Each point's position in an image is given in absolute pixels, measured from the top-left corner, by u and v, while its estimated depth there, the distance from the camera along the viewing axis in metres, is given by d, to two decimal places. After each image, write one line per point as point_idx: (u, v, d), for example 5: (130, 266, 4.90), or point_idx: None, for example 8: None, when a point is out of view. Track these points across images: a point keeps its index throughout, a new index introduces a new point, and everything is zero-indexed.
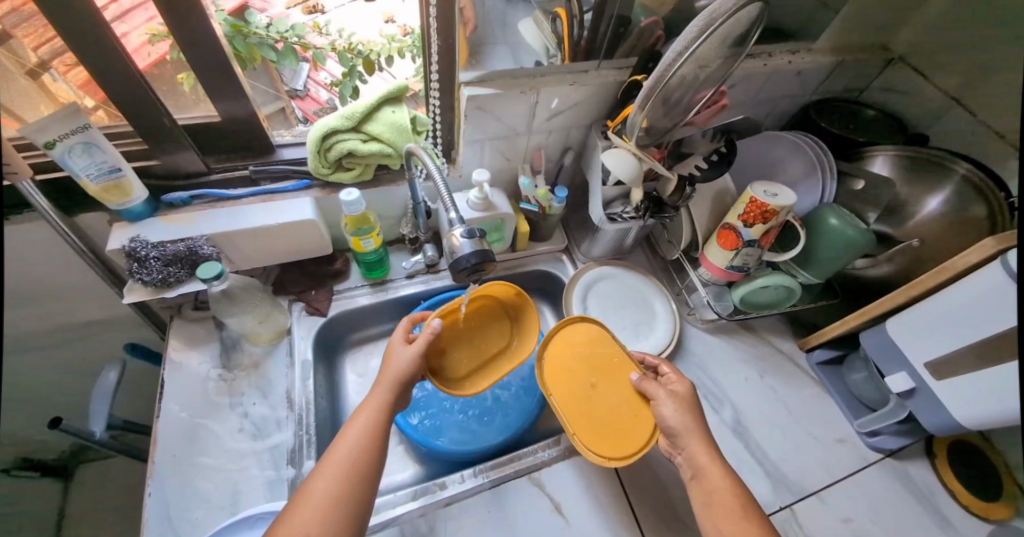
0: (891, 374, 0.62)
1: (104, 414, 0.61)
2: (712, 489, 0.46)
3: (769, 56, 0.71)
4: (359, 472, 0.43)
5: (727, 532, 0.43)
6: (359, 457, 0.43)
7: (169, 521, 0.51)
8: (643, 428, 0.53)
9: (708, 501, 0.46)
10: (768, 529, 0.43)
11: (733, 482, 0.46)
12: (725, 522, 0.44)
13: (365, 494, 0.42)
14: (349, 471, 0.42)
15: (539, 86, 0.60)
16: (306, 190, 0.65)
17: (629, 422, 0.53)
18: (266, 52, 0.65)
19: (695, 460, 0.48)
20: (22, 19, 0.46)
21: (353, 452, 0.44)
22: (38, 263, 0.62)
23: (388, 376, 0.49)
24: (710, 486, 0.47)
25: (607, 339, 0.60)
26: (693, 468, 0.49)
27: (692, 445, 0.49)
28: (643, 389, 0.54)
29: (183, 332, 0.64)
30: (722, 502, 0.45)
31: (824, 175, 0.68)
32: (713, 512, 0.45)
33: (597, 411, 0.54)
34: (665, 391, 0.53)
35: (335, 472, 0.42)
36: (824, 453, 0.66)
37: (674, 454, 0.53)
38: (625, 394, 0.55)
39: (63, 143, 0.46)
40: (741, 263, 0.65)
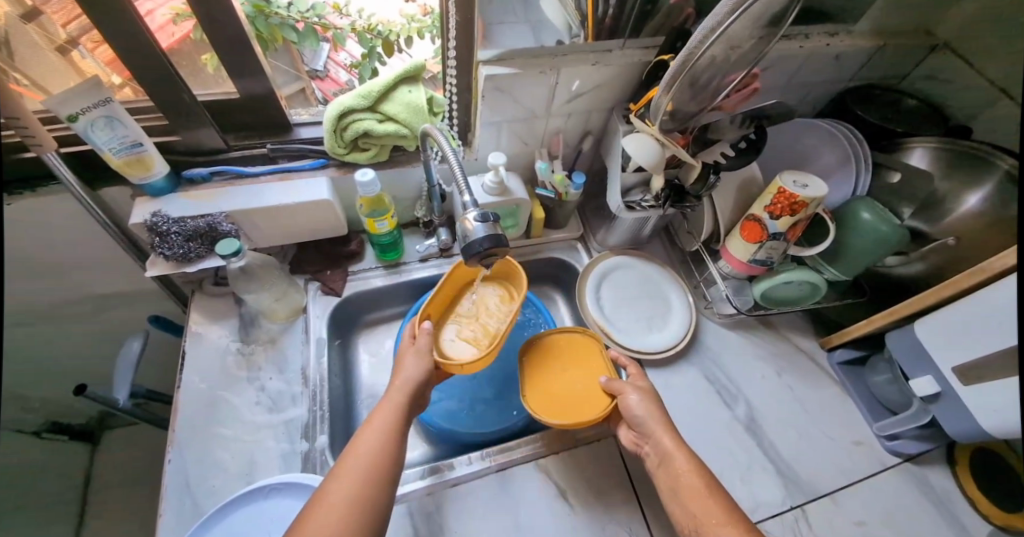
0: (917, 377, 0.60)
1: (128, 382, 0.63)
2: (679, 472, 0.46)
3: (806, 38, 0.66)
4: (373, 483, 0.41)
5: (696, 515, 0.43)
6: (370, 472, 0.41)
7: (188, 487, 0.53)
8: (602, 405, 0.56)
9: (674, 486, 0.46)
10: (735, 509, 0.42)
11: (698, 464, 0.46)
12: (692, 502, 0.44)
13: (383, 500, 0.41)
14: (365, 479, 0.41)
15: (560, 66, 0.57)
16: (323, 169, 0.65)
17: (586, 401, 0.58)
18: (288, 33, 0.64)
19: (662, 446, 0.49)
20: None
21: (364, 459, 0.42)
22: (67, 235, 0.64)
23: (398, 385, 0.49)
24: (677, 471, 0.46)
25: (588, 346, 0.64)
26: (660, 455, 0.49)
27: (656, 433, 0.50)
28: (611, 387, 0.56)
29: (204, 306, 0.66)
30: (682, 488, 0.45)
31: (858, 167, 0.65)
32: (676, 495, 0.45)
33: (558, 391, 0.60)
34: (631, 385, 0.55)
35: (348, 477, 0.40)
36: (840, 454, 0.64)
37: (640, 448, 0.52)
38: (591, 381, 0.60)
39: (85, 117, 0.46)
40: (765, 257, 0.63)
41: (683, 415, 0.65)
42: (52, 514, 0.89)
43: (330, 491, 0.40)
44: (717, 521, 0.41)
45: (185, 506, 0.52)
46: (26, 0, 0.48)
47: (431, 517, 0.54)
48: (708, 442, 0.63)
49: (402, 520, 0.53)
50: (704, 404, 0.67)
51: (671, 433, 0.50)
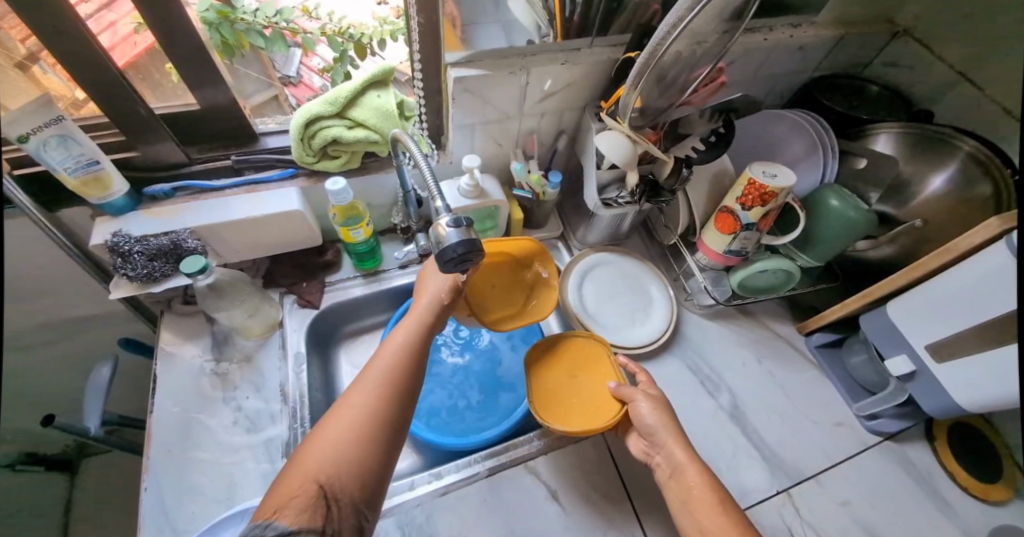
0: (890, 357, 0.61)
1: (98, 411, 0.61)
2: (691, 485, 0.46)
3: (769, 30, 0.68)
4: (393, 389, 0.44)
5: (709, 528, 0.43)
6: (391, 377, 0.45)
7: (165, 517, 0.51)
8: (610, 412, 0.56)
9: (686, 498, 0.46)
10: (747, 522, 0.43)
11: (708, 476, 0.47)
12: (704, 515, 0.44)
13: (402, 405, 0.44)
14: (386, 383, 0.44)
15: (529, 66, 0.57)
16: (292, 179, 0.64)
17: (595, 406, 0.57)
18: (254, 38, 0.63)
19: (673, 458, 0.49)
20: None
21: (380, 372, 0.45)
22: (23, 260, 0.61)
23: (417, 310, 0.53)
24: (688, 484, 0.47)
25: (597, 352, 0.63)
26: (671, 466, 0.49)
27: (666, 443, 0.50)
28: (620, 394, 0.55)
29: (174, 327, 0.64)
30: (695, 500, 0.45)
31: (825, 155, 0.66)
32: (688, 507, 0.46)
33: (568, 398, 0.60)
34: (642, 392, 0.54)
35: (368, 384, 0.44)
36: (822, 436, 0.66)
37: (650, 457, 0.53)
38: (601, 388, 0.60)
39: (37, 137, 0.44)
40: (739, 247, 0.63)
41: None
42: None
43: (347, 402, 0.42)
44: (727, 531, 0.42)
45: (162, 535, 0.50)
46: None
47: (421, 527, 0.53)
48: (694, 432, 0.64)
49: (390, 533, 0.53)
50: (689, 396, 0.67)
51: (682, 443, 0.50)
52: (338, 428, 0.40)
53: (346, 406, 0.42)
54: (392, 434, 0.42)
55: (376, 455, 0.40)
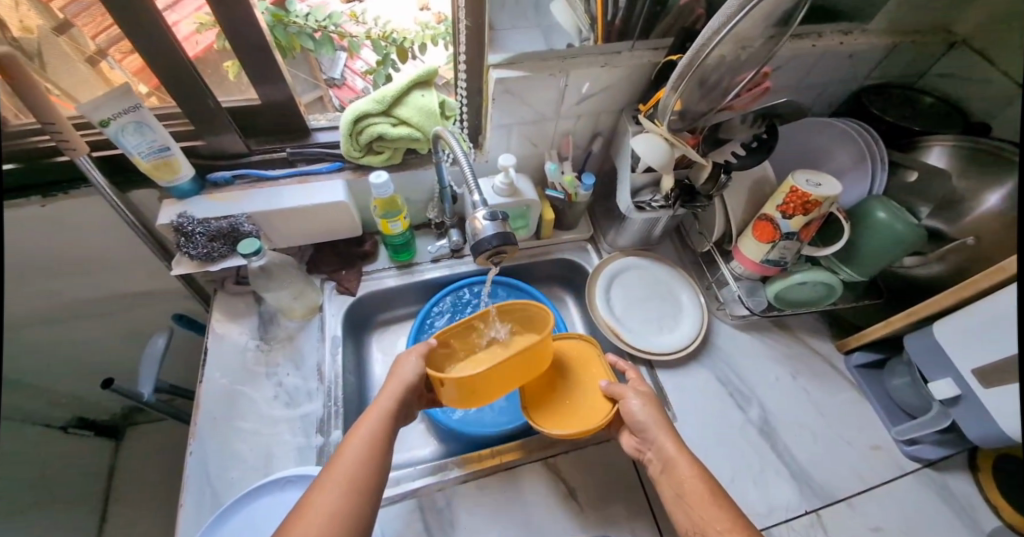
0: (935, 380, 0.58)
1: (152, 377, 0.66)
2: (682, 479, 0.45)
3: (818, 37, 0.66)
4: (362, 485, 0.40)
5: (702, 523, 0.42)
6: (359, 469, 0.41)
7: (208, 480, 0.54)
8: (603, 413, 0.55)
9: (680, 492, 0.45)
10: (742, 516, 0.42)
11: (701, 470, 0.46)
12: (698, 509, 0.43)
13: (368, 504, 0.40)
14: (353, 480, 0.40)
15: (569, 69, 0.58)
16: (339, 172, 0.67)
17: (586, 408, 0.57)
18: (305, 40, 0.67)
19: (664, 451, 0.48)
20: (83, 8, 0.50)
21: (346, 468, 0.41)
22: (97, 235, 0.67)
23: (393, 383, 0.48)
24: (680, 477, 0.46)
25: (587, 350, 0.63)
26: (663, 461, 0.48)
27: (658, 438, 0.49)
28: (611, 392, 0.55)
29: (225, 305, 0.68)
30: (687, 495, 0.44)
31: (874, 165, 0.64)
32: (682, 500, 0.45)
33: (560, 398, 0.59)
34: (632, 389, 0.54)
35: (335, 479, 0.40)
36: (856, 458, 0.63)
37: (643, 453, 0.52)
38: (591, 387, 0.59)
39: (116, 122, 0.49)
40: (778, 257, 0.62)
41: (693, 417, 0.64)
42: (81, 504, 0.93)
43: (307, 509, 0.38)
44: (723, 525, 0.41)
45: (205, 497, 0.54)
46: (60, 15, 0.51)
47: (441, 512, 0.55)
48: (719, 443, 0.63)
49: (413, 515, 0.54)
50: (715, 406, 0.66)
51: (675, 437, 0.49)
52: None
53: (309, 510, 0.37)
54: None
55: None
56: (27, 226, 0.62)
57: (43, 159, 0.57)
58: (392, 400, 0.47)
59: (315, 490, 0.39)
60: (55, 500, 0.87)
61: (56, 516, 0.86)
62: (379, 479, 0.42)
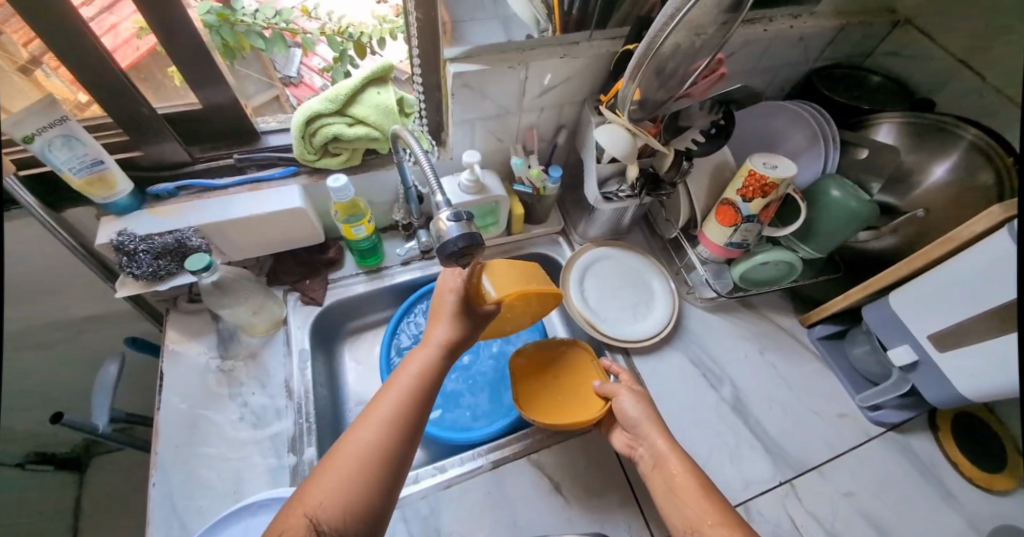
0: (894, 347, 0.61)
1: (106, 407, 0.61)
2: (673, 473, 0.47)
3: (769, 21, 0.67)
4: (397, 430, 0.42)
5: (692, 515, 0.44)
6: (397, 417, 0.42)
7: (174, 512, 0.52)
8: (596, 407, 0.57)
9: (671, 486, 0.47)
10: (728, 508, 0.44)
11: (690, 467, 0.47)
12: (688, 502, 0.45)
13: (401, 451, 0.42)
14: (391, 425, 0.42)
15: (528, 61, 0.57)
16: (294, 177, 0.64)
17: (580, 400, 0.59)
18: (254, 40, 0.63)
19: (656, 448, 0.50)
20: (8, 14, 0.43)
21: (384, 414, 0.42)
22: (28, 260, 0.62)
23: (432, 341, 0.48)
24: (671, 472, 0.47)
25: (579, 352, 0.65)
26: (654, 457, 0.49)
27: (647, 432, 0.51)
28: (604, 390, 0.56)
29: (179, 325, 0.64)
30: (674, 487, 0.46)
31: (826, 145, 0.66)
32: (670, 490, 0.46)
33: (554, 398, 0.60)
34: (624, 387, 0.56)
35: (373, 422, 0.42)
36: (825, 427, 0.66)
37: (632, 451, 0.54)
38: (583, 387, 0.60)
39: (42, 137, 0.45)
40: (740, 239, 0.63)
41: (671, 401, 0.66)
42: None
43: (344, 447, 0.40)
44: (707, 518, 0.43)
45: (172, 529, 0.51)
46: None
47: (425, 520, 0.54)
48: (696, 424, 0.64)
49: (396, 525, 0.53)
50: (691, 389, 0.67)
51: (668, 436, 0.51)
52: (331, 473, 0.38)
53: (345, 448, 0.40)
54: (386, 486, 0.40)
55: (371, 500, 0.38)
56: None
57: None
58: (448, 343, 0.49)
59: (351, 431, 0.42)
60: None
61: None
62: (412, 428, 0.43)
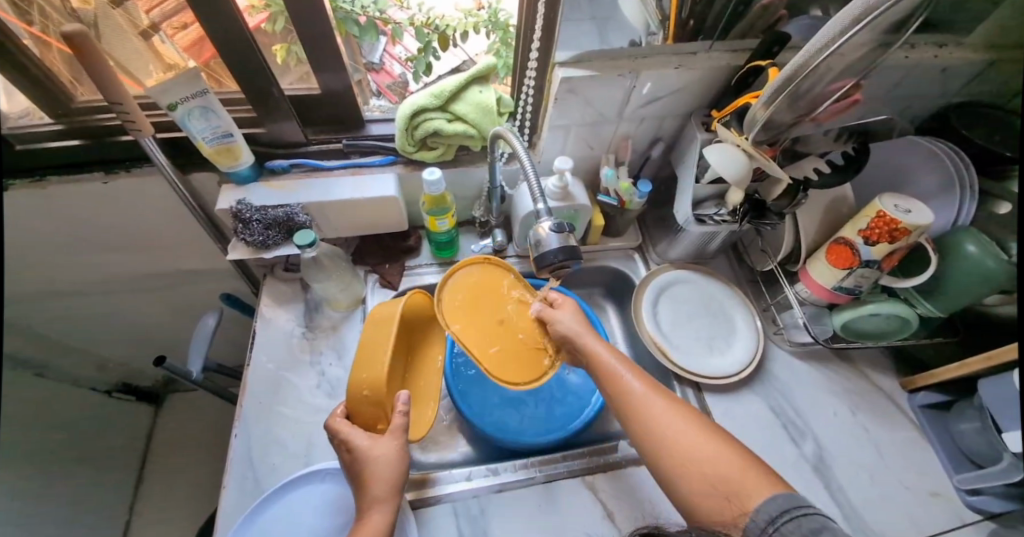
0: (1011, 430, 0.53)
1: (201, 355, 0.67)
2: (624, 391, 0.44)
3: (913, 47, 0.60)
4: None
5: (665, 434, 0.40)
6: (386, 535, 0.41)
7: (251, 464, 0.56)
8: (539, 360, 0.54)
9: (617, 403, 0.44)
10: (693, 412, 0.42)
11: (633, 370, 0.46)
12: (656, 416, 0.41)
13: None
14: None
15: (639, 69, 0.55)
16: (391, 166, 0.66)
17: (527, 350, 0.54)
18: (350, 27, 0.64)
19: (591, 350, 0.48)
20: None
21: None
22: (156, 214, 0.69)
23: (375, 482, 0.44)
24: (624, 390, 0.44)
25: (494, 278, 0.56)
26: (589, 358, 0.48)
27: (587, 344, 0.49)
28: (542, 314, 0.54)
29: (273, 290, 0.69)
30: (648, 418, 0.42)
31: (962, 192, 0.58)
32: (652, 430, 0.41)
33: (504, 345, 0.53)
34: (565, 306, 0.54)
35: None
36: (917, 506, 0.58)
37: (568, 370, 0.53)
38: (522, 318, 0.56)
39: (184, 106, 0.49)
40: (852, 284, 0.57)
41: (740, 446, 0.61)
42: (114, 468, 0.99)
43: None
44: (710, 453, 0.38)
45: (246, 479, 0.55)
46: None
47: (473, 519, 0.54)
48: None
49: (447, 518, 0.54)
50: (765, 437, 0.62)
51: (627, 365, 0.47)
52: None
53: None
54: None
55: None
56: (88, 200, 0.64)
57: (106, 136, 0.59)
58: (387, 491, 0.44)
59: None
60: (92, 461, 0.92)
61: (88, 480, 0.91)
62: None
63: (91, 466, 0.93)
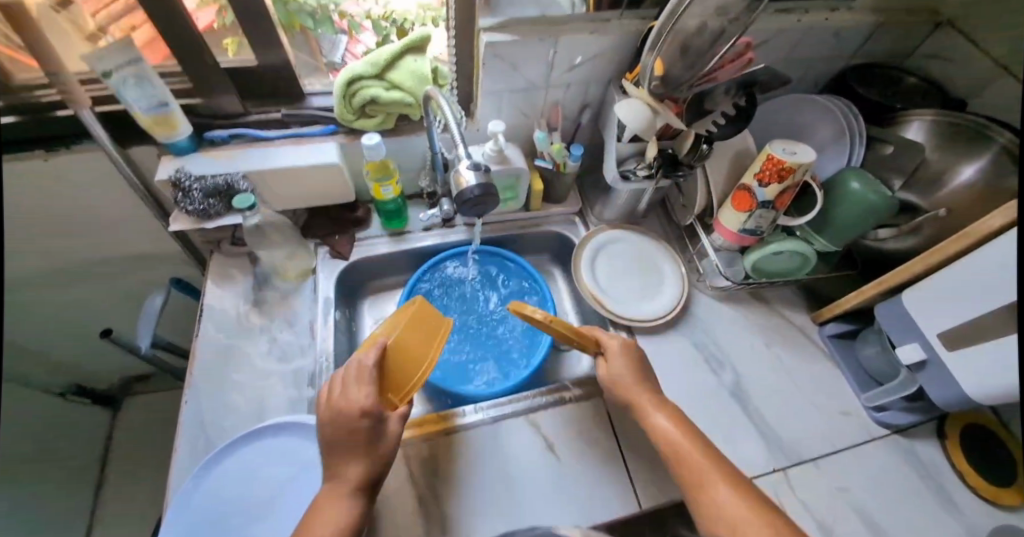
0: (902, 345, 0.61)
1: (150, 331, 0.67)
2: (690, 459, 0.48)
3: (804, 13, 0.68)
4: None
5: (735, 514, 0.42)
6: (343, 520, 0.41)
7: (202, 425, 0.57)
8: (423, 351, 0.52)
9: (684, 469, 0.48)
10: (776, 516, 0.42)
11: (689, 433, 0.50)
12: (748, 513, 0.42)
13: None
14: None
15: (558, 34, 0.60)
16: (332, 135, 0.69)
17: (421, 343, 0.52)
18: (304, 18, 0.68)
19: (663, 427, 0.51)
20: None
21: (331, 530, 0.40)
22: (99, 195, 0.70)
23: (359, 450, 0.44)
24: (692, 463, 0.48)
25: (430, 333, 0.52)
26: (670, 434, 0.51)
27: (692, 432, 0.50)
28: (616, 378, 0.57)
29: (221, 265, 0.70)
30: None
31: (853, 141, 0.66)
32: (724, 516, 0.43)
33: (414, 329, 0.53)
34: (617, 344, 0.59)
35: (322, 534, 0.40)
36: (824, 421, 0.66)
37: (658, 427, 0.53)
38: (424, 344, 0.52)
39: (118, 73, 0.51)
40: (754, 226, 0.64)
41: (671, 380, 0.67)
42: (77, 468, 0.99)
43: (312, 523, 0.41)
44: None
45: (200, 440, 0.56)
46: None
47: (426, 461, 0.58)
48: (693, 402, 0.65)
49: (399, 460, 0.57)
50: (692, 370, 0.68)
51: (704, 458, 0.48)
52: None
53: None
54: None
55: None
56: (25, 184, 0.63)
57: (43, 113, 0.59)
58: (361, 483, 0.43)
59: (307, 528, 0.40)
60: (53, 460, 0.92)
61: (46, 481, 0.89)
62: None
63: (52, 463, 0.92)
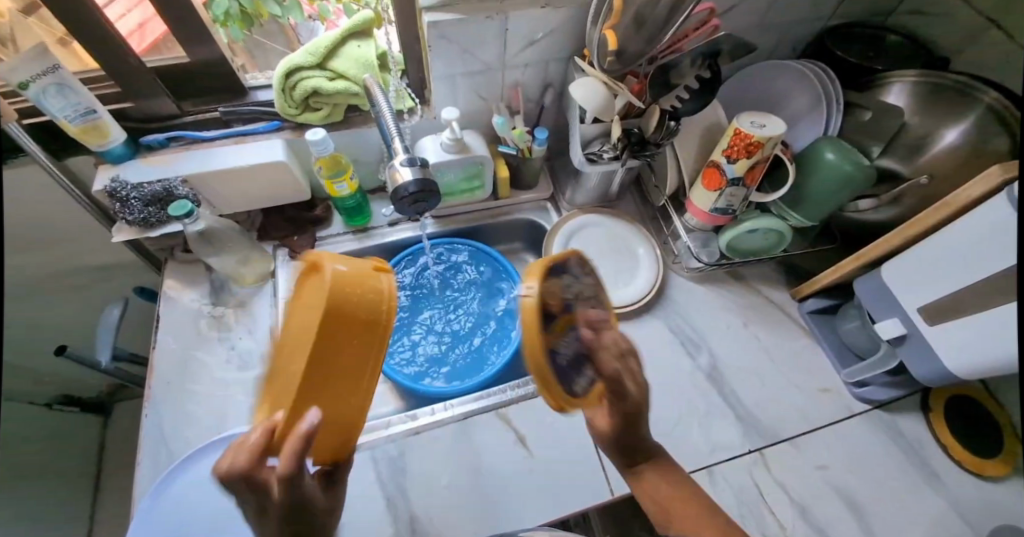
0: (882, 320, 0.59)
1: (109, 344, 0.65)
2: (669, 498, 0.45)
3: None
4: None
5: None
6: None
7: (163, 438, 0.56)
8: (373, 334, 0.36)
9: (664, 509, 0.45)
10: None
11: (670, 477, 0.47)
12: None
13: None
14: None
15: (507, 10, 0.55)
16: (277, 131, 0.65)
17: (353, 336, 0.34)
18: (270, 7, 0.65)
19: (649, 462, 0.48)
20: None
21: None
22: (42, 208, 0.67)
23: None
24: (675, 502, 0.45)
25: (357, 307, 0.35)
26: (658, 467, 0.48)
27: (668, 465, 0.48)
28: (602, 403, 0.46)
29: (176, 272, 0.68)
30: None
31: (830, 111, 0.62)
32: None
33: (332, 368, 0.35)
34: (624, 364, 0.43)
35: None
36: (803, 400, 0.64)
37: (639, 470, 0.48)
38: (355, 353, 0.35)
39: (36, 84, 0.47)
40: (726, 204, 0.61)
41: (646, 366, 0.65)
42: (70, 476, 0.99)
43: None
44: None
45: (161, 455, 0.55)
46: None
47: (393, 464, 0.56)
48: (669, 388, 0.63)
49: (365, 465, 0.56)
50: (667, 355, 0.66)
51: (684, 496, 0.45)
52: None
53: None
54: None
55: None
56: None
57: None
58: None
59: None
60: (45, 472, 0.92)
61: (39, 494, 0.89)
62: None
63: (46, 475, 0.92)
